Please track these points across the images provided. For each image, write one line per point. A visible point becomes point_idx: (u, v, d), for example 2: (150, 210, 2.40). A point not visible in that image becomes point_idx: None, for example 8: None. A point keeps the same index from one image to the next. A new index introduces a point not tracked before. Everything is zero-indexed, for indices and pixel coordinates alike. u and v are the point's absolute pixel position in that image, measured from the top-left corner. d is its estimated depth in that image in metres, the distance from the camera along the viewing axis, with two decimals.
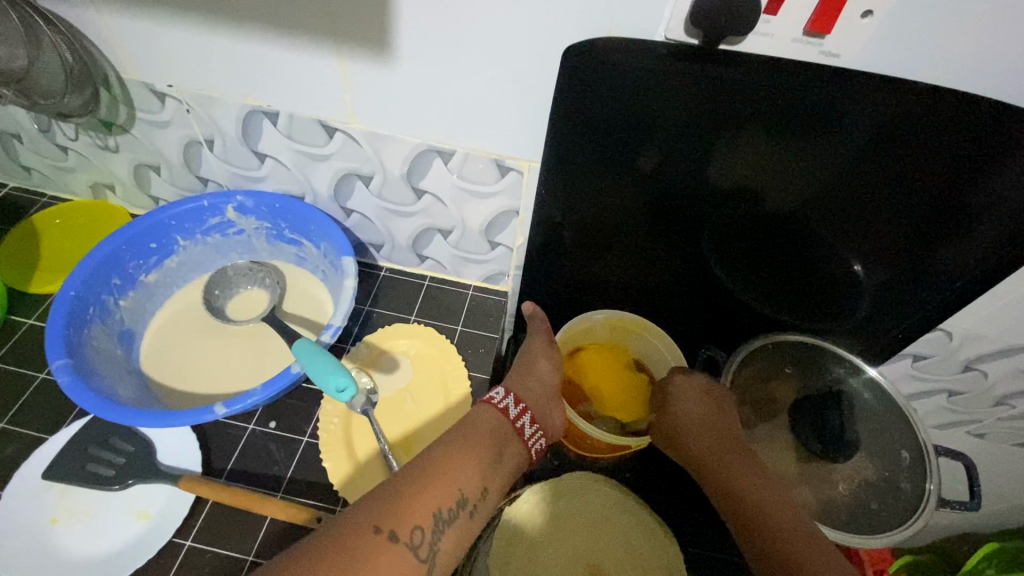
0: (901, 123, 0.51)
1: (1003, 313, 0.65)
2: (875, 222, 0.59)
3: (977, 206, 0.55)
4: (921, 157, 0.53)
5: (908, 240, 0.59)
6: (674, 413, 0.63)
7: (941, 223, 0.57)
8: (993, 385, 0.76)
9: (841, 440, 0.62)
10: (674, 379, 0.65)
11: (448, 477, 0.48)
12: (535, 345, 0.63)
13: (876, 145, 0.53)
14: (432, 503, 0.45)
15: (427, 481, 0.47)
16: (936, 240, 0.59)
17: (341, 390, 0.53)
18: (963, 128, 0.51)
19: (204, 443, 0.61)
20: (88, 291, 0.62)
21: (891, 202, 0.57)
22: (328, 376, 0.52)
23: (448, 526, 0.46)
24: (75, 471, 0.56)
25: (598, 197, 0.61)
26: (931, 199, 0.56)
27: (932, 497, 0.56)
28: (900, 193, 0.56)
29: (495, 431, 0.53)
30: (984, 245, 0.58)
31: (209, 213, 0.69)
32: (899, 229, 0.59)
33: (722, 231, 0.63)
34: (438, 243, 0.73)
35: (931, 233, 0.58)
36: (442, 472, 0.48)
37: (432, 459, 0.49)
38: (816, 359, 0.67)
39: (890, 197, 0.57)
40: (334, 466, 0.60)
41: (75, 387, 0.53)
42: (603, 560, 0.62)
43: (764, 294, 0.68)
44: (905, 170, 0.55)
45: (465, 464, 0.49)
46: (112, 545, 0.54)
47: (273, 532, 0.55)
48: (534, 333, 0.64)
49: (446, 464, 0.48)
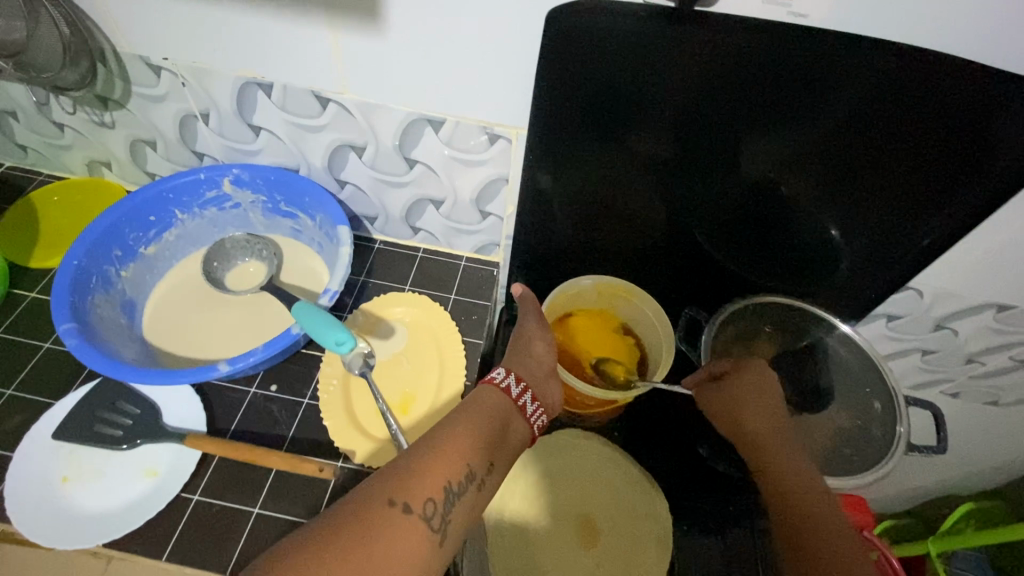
0: (882, 89, 0.54)
1: (969, 270, 0.68)
2: (855, 187, 0.62)
3: (950, 169, 0.58)
4: (897, 121, 0.56)
5: (880, 202, 0.63)
6: (740, 392, 0.63)
7: (915, 186, 0.60)
8: (964, 343, 0.80)
9: (815, 389, 0.68)
10: (750, 365, 0.64)
11: (456, 455, 0.48)
12: (529, 328, 0.62)
13: (850, 109, 0.56)
14: (442, 478, 0.46)
15: (436, 458, 0.47)
16: (907, 201, 0.62)
17: (340, 343, 0.55)
18: (941, 93, 0.53)
19: (208, 405, 0.63)
20: (91, 261, 0.64)
21: (867, 165, 0.60)
22: (329, 330, 0.54)
23: (459, 498, 0.47)
24: (83, 433, 0.58)
25: (583, 163, 0.64)
26: (904, 163, 0.59)
27: (902, 440, 0.60)
28: (880, 156, 0.59)
29: (495, 408, 0.53)
30: (956, 206, 0.61)
31: (206, 186, 0.71)
32: (875, 190, 0.62)
33: (703, 196, 0.66)
34: (430, 214, 0.75)
35: (906, 196, 0.61)
36: (449, 448, 0.48)
37: (444, 440, 0.48)
38: (793, 319, 0.70)
39: (866, 161, 0.60)
40: (334, 423, 0.62)
41: (83, 348, 0.55)
42: (593, 513, 0.65)
43: (742, 256, 0.72)
44: (885, 133, 0.57)
45: (471, 442, 0.49)
46: (122, 500, 0.56)
47: (277, 485, 0.58)
48: (527, 314, 0.64)
49: (454, 443, 0.49)
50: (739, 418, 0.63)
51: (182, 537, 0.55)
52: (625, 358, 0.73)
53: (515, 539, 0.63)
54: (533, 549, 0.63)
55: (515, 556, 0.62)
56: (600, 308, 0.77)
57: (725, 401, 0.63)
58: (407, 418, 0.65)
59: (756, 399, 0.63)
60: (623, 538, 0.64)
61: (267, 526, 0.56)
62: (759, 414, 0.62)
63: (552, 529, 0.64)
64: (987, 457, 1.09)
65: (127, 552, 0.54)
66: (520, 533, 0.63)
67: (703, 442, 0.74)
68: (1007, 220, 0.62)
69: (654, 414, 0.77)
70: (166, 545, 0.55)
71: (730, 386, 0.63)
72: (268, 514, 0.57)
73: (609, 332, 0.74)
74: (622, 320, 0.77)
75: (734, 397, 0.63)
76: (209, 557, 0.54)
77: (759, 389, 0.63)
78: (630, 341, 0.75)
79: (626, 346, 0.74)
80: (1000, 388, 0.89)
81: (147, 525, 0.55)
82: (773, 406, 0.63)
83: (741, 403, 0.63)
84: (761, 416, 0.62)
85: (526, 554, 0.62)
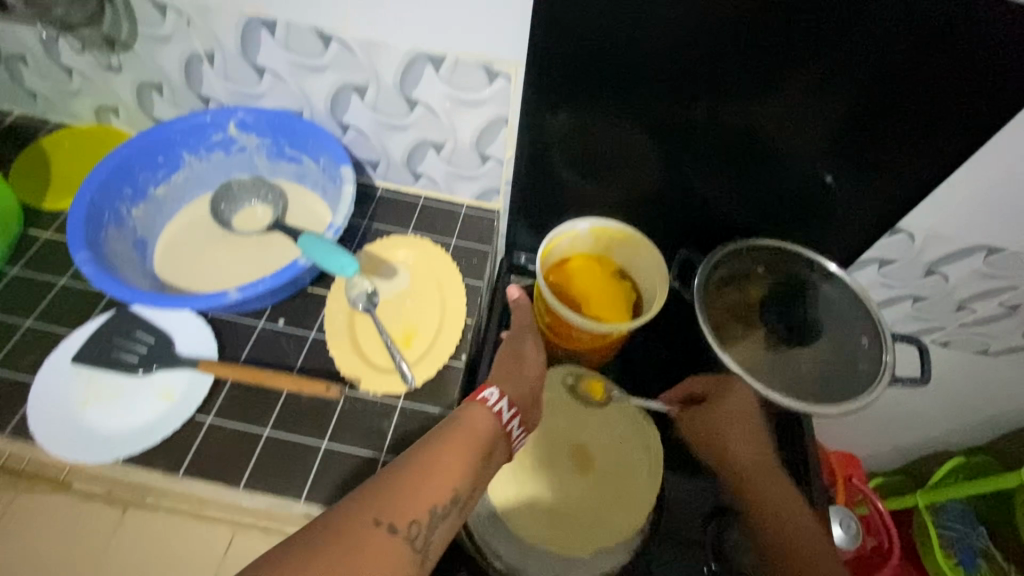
0: (883, 26, 0.54)
1: (957, 211, 0.70)
2: (853, 130, 0.63)
3: (946, 107, 0.59)
4: (896, 60, 0.56)
5: (874, 143, 0.63)
6: (722, 419, 0.66)
7: (910, 127, 0.61)
8: (955, 289, 0.81)
9: (802, 323, 0.69)
10: (733, 386, 0.66)
11: (441, 478, 0.49)
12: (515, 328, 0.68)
13: (850, 49, 0.56)
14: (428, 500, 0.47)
15: (422, 480, 0.48)
16: (900, 142, 0.63)
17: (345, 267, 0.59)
18: (942, 29, 0.53)
19: (219, 337, 0.66)
20: (103, 197, 0.66)
21: (866, 106, 0.60)
22: (332, 255, 0.59)
23: (442, 519, 0.48)
24: (101, 358, 0.61)
25: (580, 104, 0.65)
26: (901, 103, 0.59)
27: (885, 373, 0.63)
28: (877, 97, 0.59)
29: (482, 432, 0.54)
30: (951, 144, 0.62)
31: (213, 129, 0.72)
32: (871, 132, 0.62)
33: (700, 140, 0.67)
34: (431, 159, 0.77)
35: (901, 136, 0.62)
36: (436, 470, 0.49)
37: (433, 463, 0.50)
38: (785, 261, 0.73)
39: (863, 103, 0.60)
40: (340, 354, 0.65)
41: (100, 276, 0.58)
42: (587, 441, 0.68)
43: (735, 199, 0.73)
44: (886, 73, 0.57)
45: (457, 465, 0.50)
46: (140, 420, 0.59)
47: (287, 408, 0.62)
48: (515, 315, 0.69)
49: (441, 466, 0.50)
50: (724, 445, 0.67)
51: (198, 455, 0.58)
52: (621, 300, 0.75)
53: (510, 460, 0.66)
54: (528, 471, 0.65)
55: (510, 473, 0.65)
56: (597, 253, 0.78)
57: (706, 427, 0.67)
58: (410, 351, 0.67)
59: (739, 426, 0.66)
60: (615, 466, 0.67)
61: (277, 446, 0.60)
62: (739, 443, 0.67)
63: (548, 455, 0.67)
64: (978, 411, 1.11)
65: (147, 467, 0.57)
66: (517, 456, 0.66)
67: (696, 386, 0.75)
68: (995, 159, 0.63)
69: (647, 356, 0.80)
70: (183, 461, 0.58)
71: (716, 412, 0.67)
72: (278, 435, 0.60)
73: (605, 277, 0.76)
74: (618, 265, 0.78)
75: (716, 424, 0.67)
76: (224, 472, 0.58)
77: (740, 416, 0.66)
78: (627, 285, 0.76)
79: (623, 290, 0.76)
80: (988, 336, 0.91)
81: (164, 444, 0.59)
82: (750, 432, 0.67)
83: (723, 432, 0.67)
84: (744, 443, 0.67)
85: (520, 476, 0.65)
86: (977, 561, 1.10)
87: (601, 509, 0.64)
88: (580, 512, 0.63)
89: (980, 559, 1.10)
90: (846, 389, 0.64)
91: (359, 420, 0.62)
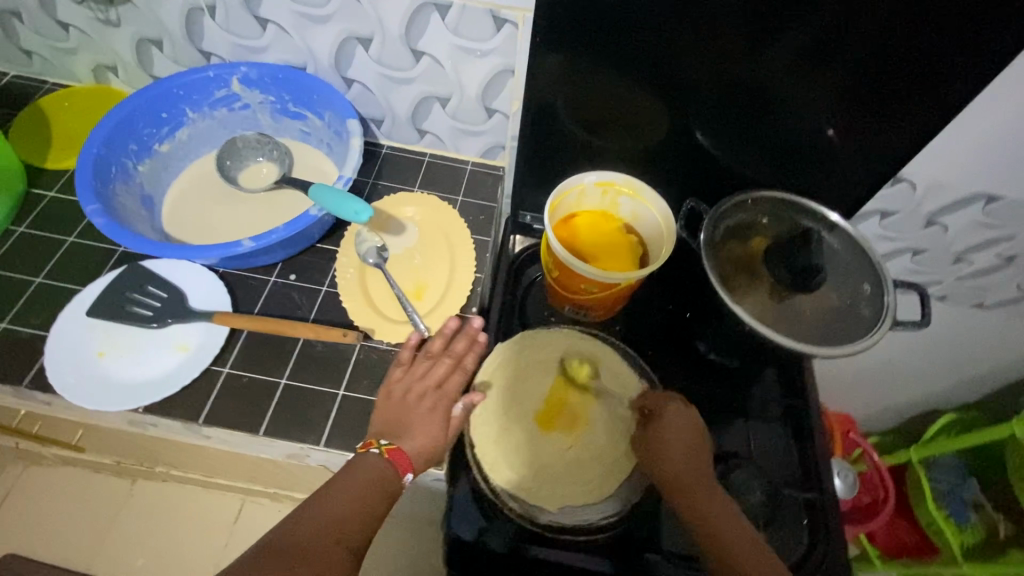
0: None
1: (959, 160, 0.71)
2: (864, 78, 0.62)
3: (960, 56, 0.58)
4: (910, 7, 0.55)
5: (883, 94, 0.63)
6: (661, 439, 0.62)
7: (920, 77, 0.60)
8: (953, 240, 0.83)
9: (806, 270, 0.67)
10: (669, 406, 0.64)
11: (347, 518, 0.51)
12: (440, 367, 0.61)
13: None
14: (333, 534, 0.50)
15: (325, 519, 0.51)
16: (911, 93, 0.62)
17: (359, 214, 0.59)
18: None
19: (231, 291, 0.66)
20: (109, 152, 0.66)
21: (880, 56, 0.59)
22: (346, 203, 0.59)
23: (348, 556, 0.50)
24: (116, 311, 0.62)
25: (586, 58, 0.64)
26: (912, 53, 0.59)
27: (889, 316, 0.64)
28: (890, 46, 0.58)
29: (386, 472, 0.55)
30: (961, 95, 0.61)
31: (215, 84, 0.72)
32: (880, 84, 0.62)
33: (707, 92, 0.67)
34: (436, 114, 0.77)
35: (909, 85, 0.61)
36: (340, 508, 0.52)
37: (332, 506, 0.52)
38: (788, 212, 0.74)
39: (876, 54, 0.59)
40: (353, 305, 0.66)
41: (111, 227, 0.59)
42: (577, 399, 0.68)
43: (740, 151, 0.74)
44: (898, 21, 0.56)
45: (362, 506, 0.52)
46: (157, 371, 0.60)
47: (303, 358, 0.63)
48: (446, 351, 0.62)
49: (345, 506, 0.52)
50: (660, 460, 0.61)
51: (216, 403, 0.59)
52: (628, 254, 0.75)
53: (499, 407, 0.66)
54: (514, 421, 0.65)
55: (496, 421, 0.65)
56: (603, 209, 0.78)
57: (647, 448, 0.63)
58: (421, 303, 0.68)
59: (675, 446, 0.62)
60: (602, 427, 0.66)
61: (295, 394, 0.61)
62: (676, 456, 0.61)
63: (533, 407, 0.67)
64: (973, 369, 1.14)
65: (166, 416, 0.58)
66: (504, 404, 0.66)
67: (703, 338, 0.77)
68: (1001, 105, 0.64)
69: (652, 308, 0.82)
70: (203, 409, 0.59)
71: (656, 433, 0.63)
72: (295, 383, 0.61)
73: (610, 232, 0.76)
74: (624, 220, 0.78)
75: (655, 443, 0.62)
76: (243, 418, 0.59)
77: (679, 439, 0.62)
78: (633, 240, 0.77)
79: (628, 245, 0.76)
80: (984, 289, 0.92)
81: (182, 394, 0.60)
82: (689, 448, 0.62)
83: (660, 451, 0.61)
84: (682, 458, 0.61)
85: (505, 424, 0.65)
86: (969, 513, 1.12)
87: (578, 468, 0.64)
88: (557, 469, 0.63)
89: (971, 510, 1.13)
90: (851, 331, 0.65)
91: (375, 368, 0.63)
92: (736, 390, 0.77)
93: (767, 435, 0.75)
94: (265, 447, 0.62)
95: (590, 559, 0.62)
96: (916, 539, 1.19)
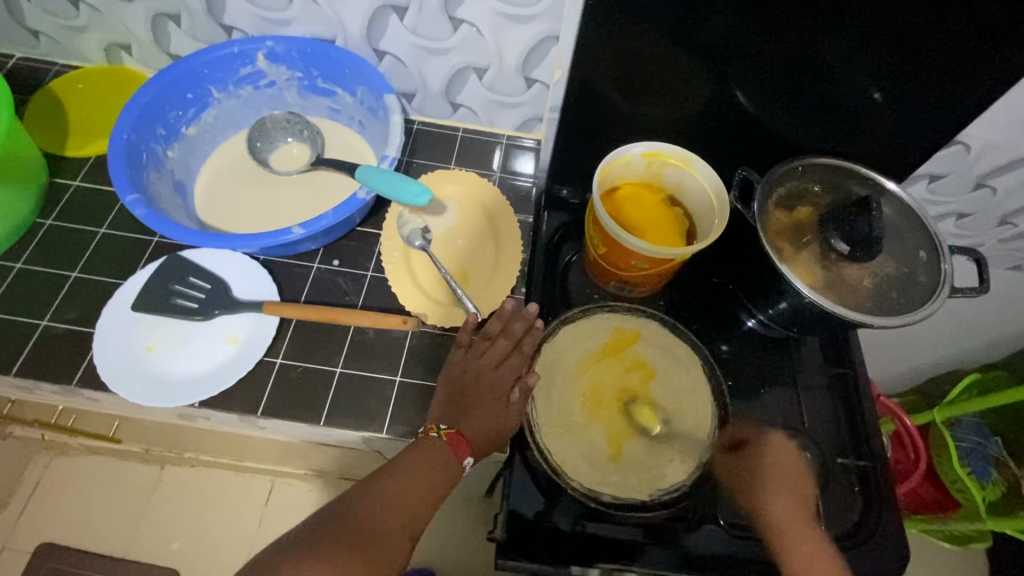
0: None
1: (1020, 121, 0.68)
2: (929, 42, 0.59)
3: None
4: None
5: (949, 57, 0.59)
6: (769, 466, 0.64)
7: (991, 41, 0.57)
8: (1000, 202, 0.82)
9: (866, 238, 0.64)
10: (771, 436, 0.67)
11: (413, 505, 0.51)
12: (499, 348, 0.60)
13: None
14: (399, 519, 0.50)
15: (394, 499, 0.50)
16: (977, 58, 0.59)
17: (419, 195, 0.60)
18: None
19: (276, 280, 0.65)
20: (138, 138, 0.64)
21: (951, 16, 0.56)
22: (406, 185, 0.60)
23: (392, 532, 0.49)
24: (161, 304, 0.61)
25: (636, 29, 0.60)
26: (983, 16, 0.55)
27: (947, 284, 0.63)
28: (961, 7, 0.55)
29: (452, 463, 0.54)
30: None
31: (241, 61, 0.69)
32: (948, 48, 0.59)
33: (761, 60, 0.63)
34: (472, 86, 0.74)
35: (979, 48, 0.58)
36: (410, 492, 0.51)
37: (389, 476, 0.52)
38: (839, 179, 0.72)
39: (947, 16, 0.56)
40: (401, 289, 0.65)
41: (152, 216, 0.57)
42: (637, 385, 0.67)
43: (790, 119, 0.71)
44: None
45: (428, 495, 0.52)
46: (209, 364, 0.59)
47: (356, 346, 0.62)
48: (505, 332, 0.61)
49: (413, 492, 0.51)
50: (763, 486, 0.63)
51: (273, 394, 0.59)
52: (674, 226, 0.73)
53: (558, 394, 0.65)
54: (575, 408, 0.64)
55: (557, 408, 0.64)
56: (647, 180, 0.75)
57: (743, 477, 0.64)
58: (469, 285, 0.68)
59: (779, 477, 0.64)
60: (666, 410, 0.66)
61: (351, 382, 0.61)
62: (777, 492, 0.63)
63: (592, 394, 0.65)
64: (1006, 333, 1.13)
65: (222, 409, 0.58)
66: (563, 391, 0.65)
67: (746, 312, 0.77)
68: None
69: (695, 281, 0.80)
70: (261, 401, 0.59)
71: (761, 460, 0.65)
72: (350, 372, 0.61)
73: (656, 205, 0.74)
74: (668, 191, 0.76)
75: (756, 476, 0.64)
76: (302, 408, 0.59)
77: (789, 470, 0.65)
78: (679, 212, 0.75)
79: (674, 217, 0.74)
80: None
81: (236, 387, 0.59)
82: (792, 488, 0.64)
83: (757, 480, 0.63)
84: (783, 498, 0.62)
85: (568, 411, 0.64)
86: (989, 470, 1.10)
87: (644, 453, 0.63)
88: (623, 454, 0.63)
89: (992, 468, 1.10)
90: (909, 300, 0.64)
91: (428, 354, 0.63)
92: (787, 364, 0.76)
93: (814, 403, 0.74)
94: (322, 435, 0.62)
95: (652, 532, 0.62)
96: (936, 496, 1.18)
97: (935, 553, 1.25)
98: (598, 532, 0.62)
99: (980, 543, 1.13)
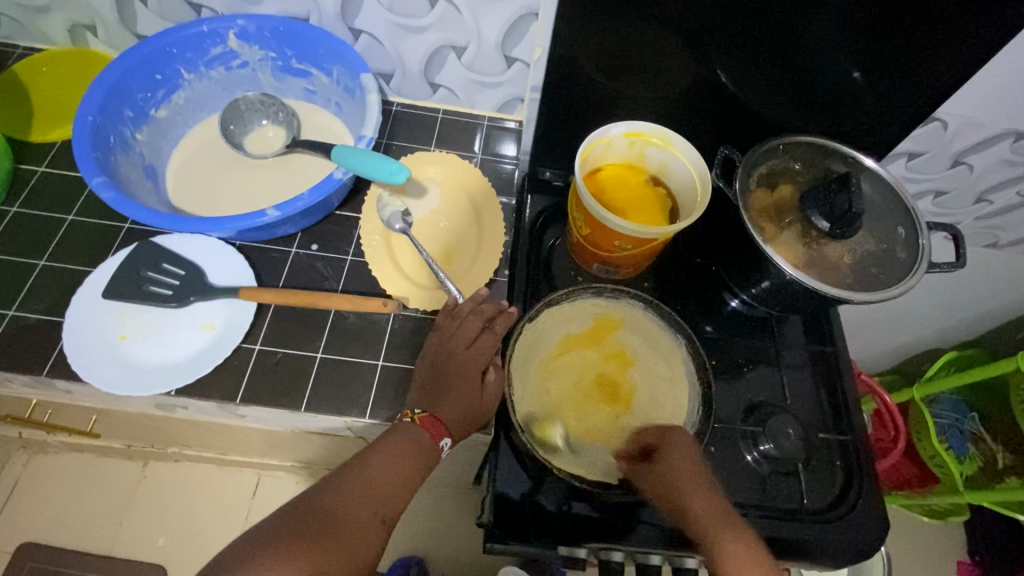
0: None
1: (998, 97, 0.69)
2: (903, 18, 0.58)
3: None
4: None
5: (924, 35, 0.59)
6: (673, 472, 0.58)
7: (964, 17, 0.57)
8: (977, 179, 0.83)
9: (846, 215, 0.64)
10: (671, 434, 0.61)
11: (390, 491, 0.51)
12: (471, 326, 0.59)
13: None
14: (374, 507, 0.49)
15: (372, 488, 0.50)
16: (951, 33, 0.59)
17: (395, 174, 0.59)
18: None
19: (253, 266, 0.64)
20: (104, 120, 0.62)
21: None
22: (380, 163, 0.58)
23: (367, 518, 0.48)
24: (133, 291, 0.59)
25: (609, 10, 0.60)
26: None
27: (924, 259, 0.64)
28: None
29: (430, 446, 0.54)
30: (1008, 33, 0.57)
31: (211, 40, 0.67)
32: (922, 24, 0.59)
33: (738, 35, 0.63)
34: (451, 66, 0.73)
35: (953, 25, 0.58)
36: (387, 479, 0.51)
37: (366, 465, 0.51)
38: (819, 157, 0.72)
39: None
40: (382, 272, 0.64)
41: (121, 201, 0.55)
42: (615, 372, 0.66)
43: (769, 98, 0.71)
44: None
45: (406, 481, 0.52)
46: (186, 351, 0.58)
47: (336, 331, 0.62)
48: (476, 311, 0.60)
49: (390, 480, 0.51)
50: (678, 497, 0.57)
51: (252, 381, 0.58)
52: (656, 206, 0.73)
53: (541, 382, 0.64)
54: (559, 394, 0.64)
55: (540, 394, 0.64)
56: (628, 160, 0.75)
57: (662, 486, 0.58)
58: (452, 268, 0.67)
59: (688, 481, 0.57)
60: (645, 395, 0.66)
61: (333, 367, 0.60)
62: (695, 496, 0.56)
63: (575, 380, 0.65)
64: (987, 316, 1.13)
65: (200, 397, 0.57)
66: (546, 377, 0.65)
67: (728, 291, 0.78)
68: None
69: (680, 262, 0.80)
70: (240, 388, 0.58)
71: (656, 465, 0.59)
72: (331, 357, 0.60)
73: (637, 185, 0.74)
74: (650, 171, 0.75)
75: (666, 480, 0.58)
76: (282, 394, 0.58)
77: (687, 468, 0.58)
78: (661, 192, 0.74)
79: (655, 197, 0.74)
80: (1000, 228, 0.93)
81: (213, 375, 0.58)
82: (706, 484, 0.57)
83: (671, 475, 0.58)
84: (702, 499, 0.56)
85: (551, 397, 0.64)
86: (966, 445, 1.12)
87: (626, 440, 0.63)
88: (605, 441, 0.63)
89: (970, 443, 1.12)
90: (888, 275, 0.65)
91: (410, 338, 0.62)
92: (768, 343, 0.77)
93: (797, 380, 0.75)
94: (305, 421, 0.61)
95: (632, 512, 0.62)
96: (915, 472, 1.20)
97: (914, 526, 1.29)
98: (583, 512, 0.62)
99: (956, 516, 1.15)
